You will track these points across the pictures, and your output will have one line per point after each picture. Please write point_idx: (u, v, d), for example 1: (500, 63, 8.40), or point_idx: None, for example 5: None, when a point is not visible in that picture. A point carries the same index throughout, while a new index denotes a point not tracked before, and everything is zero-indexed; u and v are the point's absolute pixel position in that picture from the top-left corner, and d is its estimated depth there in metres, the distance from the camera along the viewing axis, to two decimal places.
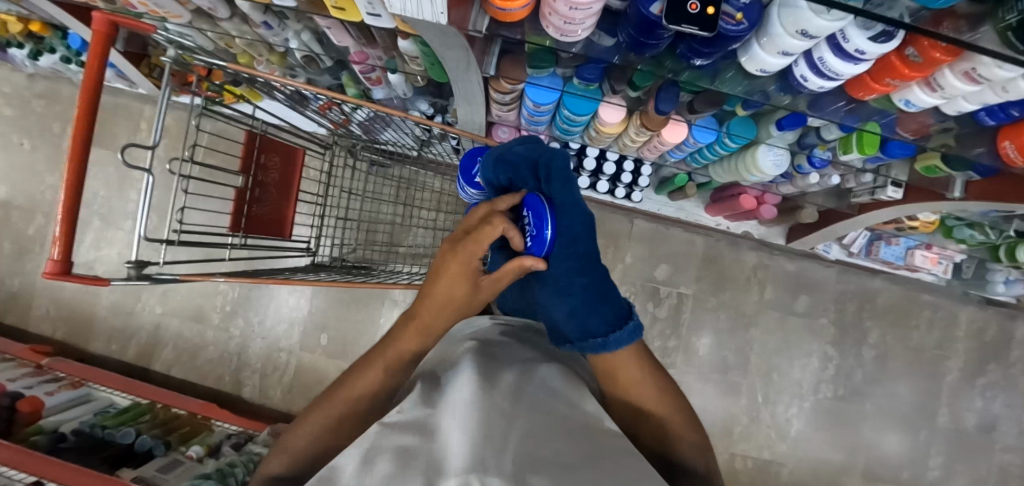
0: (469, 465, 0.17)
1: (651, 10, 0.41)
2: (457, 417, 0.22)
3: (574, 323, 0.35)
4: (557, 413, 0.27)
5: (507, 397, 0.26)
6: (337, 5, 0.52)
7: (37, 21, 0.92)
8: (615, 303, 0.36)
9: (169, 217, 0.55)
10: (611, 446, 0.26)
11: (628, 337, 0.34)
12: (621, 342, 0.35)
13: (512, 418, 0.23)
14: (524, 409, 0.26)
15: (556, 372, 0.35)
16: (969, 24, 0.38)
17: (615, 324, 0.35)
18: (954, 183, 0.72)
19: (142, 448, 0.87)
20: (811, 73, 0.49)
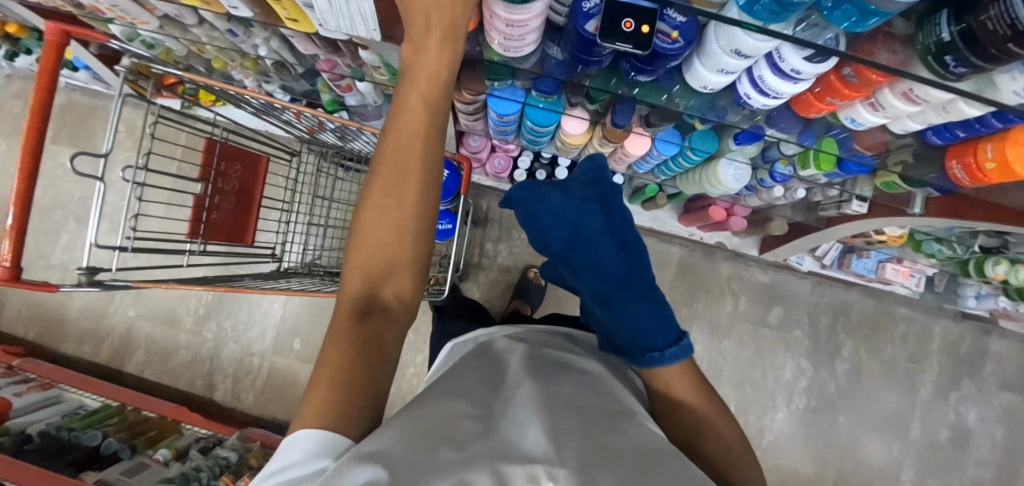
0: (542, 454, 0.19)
1: (586, 28, 0.42)
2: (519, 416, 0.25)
3: (634, 338, 0.38)
4: (616, 415, 0.30)
5: (560, 400, 0.29)
6: (290, 16, 0.52)
7: (12, 23, 0.92)
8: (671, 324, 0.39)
9: (123, 224, 0.55)
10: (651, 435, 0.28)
11: (683, 352, 0.37)
12: (677, 357, 0.37)
13: (570, 424, 0.25)
14: (576, 414, 0.28)
15: (609, 383, 0.37)
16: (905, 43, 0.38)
17: (666, 340, 0.37)
18: (915, 199, 0.73)
19: (107, 451, 0.88)
20: (753, 91, 0.49)
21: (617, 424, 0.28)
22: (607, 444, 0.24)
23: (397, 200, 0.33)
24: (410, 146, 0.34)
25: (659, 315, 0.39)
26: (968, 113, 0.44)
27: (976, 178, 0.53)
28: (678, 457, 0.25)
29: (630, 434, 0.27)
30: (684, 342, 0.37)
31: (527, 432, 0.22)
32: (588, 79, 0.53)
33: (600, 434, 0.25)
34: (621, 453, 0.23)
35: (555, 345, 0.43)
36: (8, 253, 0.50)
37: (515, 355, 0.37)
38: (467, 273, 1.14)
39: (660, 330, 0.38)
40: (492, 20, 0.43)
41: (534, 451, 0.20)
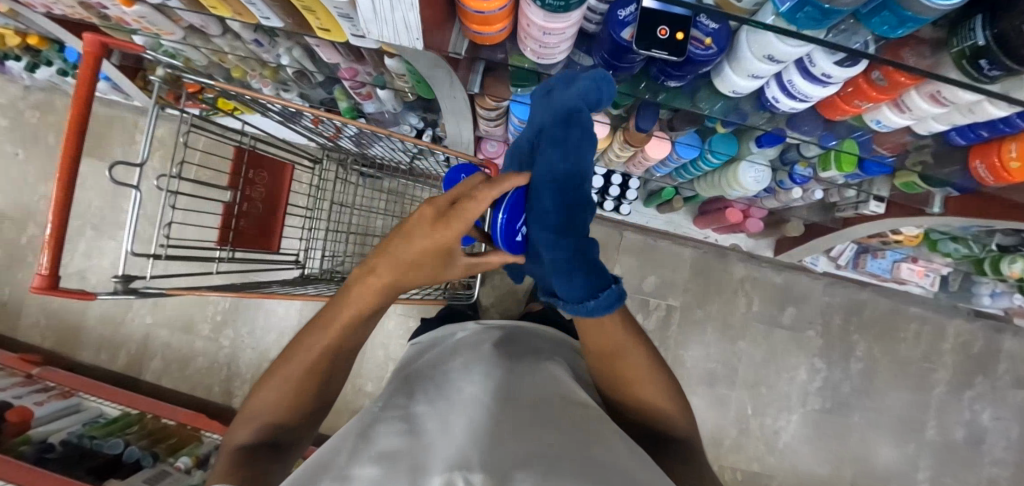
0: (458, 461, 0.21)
1: (622, 35, 0.43)
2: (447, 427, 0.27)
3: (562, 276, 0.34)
4: (552, 409, 0.33)
5: (497, 405, 0.32)
6: (323, 26, 0.53)
7: (34, 35, 0.93)
8: (598, 273, 0.33)
9: (157, 232, 0.56)
10: (588, 431, 0.30)
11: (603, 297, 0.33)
12: (592, 310, 0.33)
13: (505, 427, 0.27)
14: (515, 415, 0.30)
15: (559, 384, 0.41)
16: (931, 50, 0.39)
17: (582, 296, 0.33)
18: (934, 199, 0.74)
19: (130, 458, 0.88)
20: (782, 95, 0.50)
21: (551, 423, 0.31)
22: (533, 440, 0.26)
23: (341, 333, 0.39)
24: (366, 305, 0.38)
25: (583, 256, 0.33)
26: (993, 113, 0.45)
27: (999, 178, 0.53)
28: (607, 450, 0.28)
29: (566, 432, 0.29)
30: (608, 293, 0.33)
31: (452, 441, 0.24)
32: (615, 84, 0.53)
33: (532, 434, 0.27)
34: (547, 450, 0.25)
35: (507, 354, 0.47)
36: (46, 261, 0.50)
37: (463, 372, 0.40)
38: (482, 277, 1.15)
39: (583, 272, 0.33)
40: (528, 29, 0.44)
41: (458, 459, 0.21)
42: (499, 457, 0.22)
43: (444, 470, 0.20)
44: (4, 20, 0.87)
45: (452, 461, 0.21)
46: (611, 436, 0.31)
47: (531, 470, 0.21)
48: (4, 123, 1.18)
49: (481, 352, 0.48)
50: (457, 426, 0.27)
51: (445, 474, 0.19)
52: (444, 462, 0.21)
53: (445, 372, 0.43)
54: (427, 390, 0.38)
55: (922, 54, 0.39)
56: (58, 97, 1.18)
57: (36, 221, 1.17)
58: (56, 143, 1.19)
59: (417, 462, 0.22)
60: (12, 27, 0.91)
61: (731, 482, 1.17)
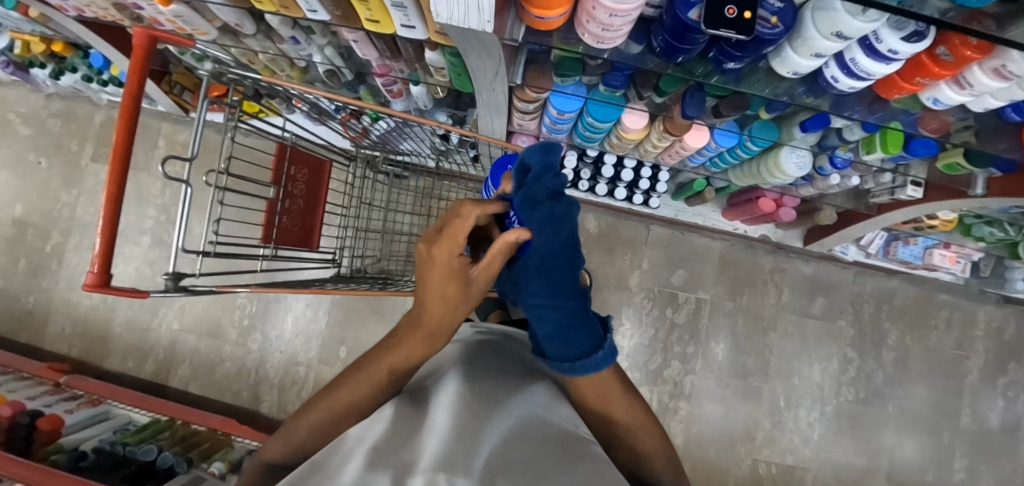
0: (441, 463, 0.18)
1: (688, 15, 0.42)
2: (434, 427, 0.25)
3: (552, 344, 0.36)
4: (544, 432, 0.30)
5: (483, 407, 0.30)
6: (372, 17, 0.53)
7: (60, 40, 0.93)
8: (592, 329, 0.36)
9: (206, 229, 0.55)
10: (581, 455, 0.28)
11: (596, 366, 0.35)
12: (588, 368, 0.35)
13: (490, 434, 0.26)
14: (503, 430, 0.28)
15: (551, 402, 0.38)
16: (998, 23, 0.38)
17: (588, 351, 0.35)
18: (976, 180, 0.72)
19: (164, 465, 0.86)
20: (841, 74, 0.49)
21: (533, 435, 0.29)
22: (516, 457, 0.23)
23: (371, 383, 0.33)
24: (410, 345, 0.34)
25: (579, 317, 0.35)
26: None
27: None
28: (583, 461, 0.27)
29: (553, 453, 0.26)
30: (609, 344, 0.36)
31: (436, 439, 0.22)
32: (667, 68, 0.53)
33: (512, 448, 0.25)
34: (525, 463, 0.23)
35: (501, 364, 0.43)
36: (96, 261, 0.49)
37: (454, 368, 0.38)
38: None
39: (581, 332, 0.35)
40: (593, 12, 0.43)
41: (445, 458, 0.19)
42: (483, 464, 0.20)
43: (430, 469, 0.17)
44: (33, 26, 0.87)
45: (440, 458, 0.19)
46: (592, 450, 0.30)
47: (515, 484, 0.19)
48: (28, 133, 1.18)
49: (469, 347, 0.45)
50: (444, 424, 0.25)
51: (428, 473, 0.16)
52: (431, 459, 0.19)
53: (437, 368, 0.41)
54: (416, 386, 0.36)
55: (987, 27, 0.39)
56: (80, 104, 1.18)
57: (60, 229, 1.17)
58: (78, 150, 1.19)
59: (404, 459, 0.20)
60: (38, 33, 0.91)
61: (765, 476, 1.16)
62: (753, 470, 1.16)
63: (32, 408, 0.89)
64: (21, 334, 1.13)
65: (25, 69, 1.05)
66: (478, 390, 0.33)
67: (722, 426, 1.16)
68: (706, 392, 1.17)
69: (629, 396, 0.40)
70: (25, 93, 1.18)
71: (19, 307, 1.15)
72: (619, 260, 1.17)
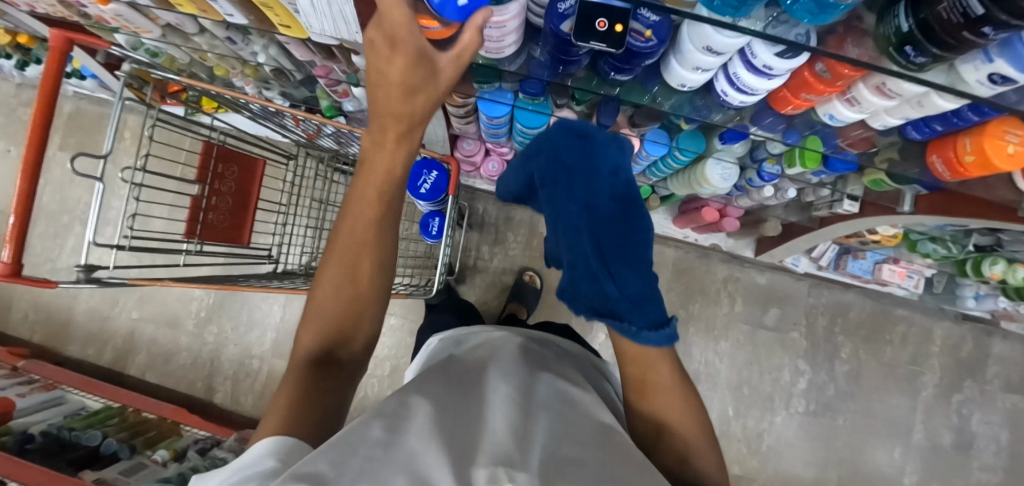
0: (496, 459, 0.20)
1: (561, 28, 0.43)
2: (492, 408, 0.28)
3: (637, 312, 0.38)
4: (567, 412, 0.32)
5: (536, 407, 0.31)
6: (282, 23, 0.54)
7: (24, 34, 0.95)
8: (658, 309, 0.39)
9: (120, 223, 0.57)
10: (622, 445, 0.30)
11: (659, 340, 0.37)
12: (652, 341, 0.37)
13: (537, 422, 0.28)
14: (549, 417, 0.30)
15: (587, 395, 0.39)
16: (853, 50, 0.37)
17: (652, 326, 0.37)
18: (904, 198, 0.73)
19: (107, 451, 0.89)
20: (730, 88, 0.49)
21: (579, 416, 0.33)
22: (565, 443, 0.26)
23: (360, 233, 0.39)
24: (367, 200, 0.39)
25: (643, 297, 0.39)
26: (942, 106, 0.45)
27: (956, 172, 0.52)
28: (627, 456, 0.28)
29: (596, 445, 0.28)
30: (671, 326, 0.38)
31: (487, 448, 0.22)
32: (571, 80, 0.53)
33: (562, 436, 0.27)
34: (575, 459, 0.24)
35: (548, 356, 0.46)
36: (9, 250, 0.52)
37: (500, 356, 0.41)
38: (463, 276, 1.17)
39: (646, 307, 0.38)
40: None
41: (499, 455, 0.21)
42: (535, 464, 0.21)
43: (489, 465, 0.19)
44: None
45: (494, 458, 0.20)
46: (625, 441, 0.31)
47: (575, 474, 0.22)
48: None
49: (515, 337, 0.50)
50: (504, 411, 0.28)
51: (490, 469, 0.19)
52: (487, 452, 0.21)
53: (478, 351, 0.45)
54: (464, 361, 0.41)
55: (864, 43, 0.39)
56: None
57: None
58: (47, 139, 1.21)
59: (466, 442, 0.22)
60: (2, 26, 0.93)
61: None
62: None
63: None
64: None
65: None
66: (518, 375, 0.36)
67: None
68: None
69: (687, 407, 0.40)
70: None
71: None
72: None
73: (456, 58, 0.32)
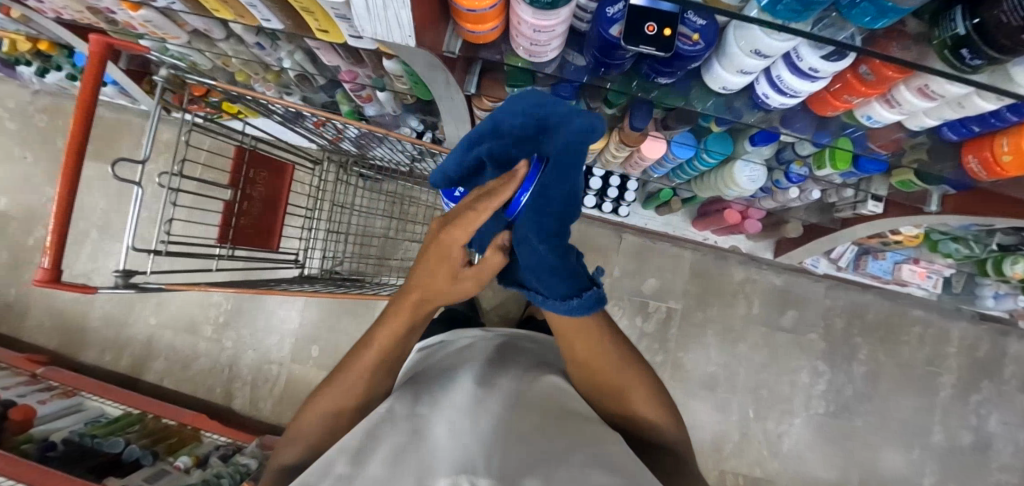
0: (458, 467, 0.24)
1: (611, 32, 0.43)
2: (452, 426, 0.32)
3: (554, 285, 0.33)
4: (538, 413, 0.36)
5: (495, 407, 0.35)
6: (321, 28, 0.54)
7: (45, 40, 0.96)
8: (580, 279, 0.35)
9: (158, 229, 0.57)
10: (592, 434, 0.34)
11: (582, 308, 0.34)
12: (565, 310, 0.34)
13: (505, 425, 0.32)
14: (513, 418, 0.34)
15: (558, 394, 0.42)
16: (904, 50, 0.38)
17: (562, 296, 0.34)
18: (931, 197, 0.73)
19: (130, 458, 0.88)
20: (772, 90, 0.50)
21: (548, 413, 0.37)
22: (527, 440, 0.30)
23: (366, 371, 0.39)
24: (393, 330, 0.38)
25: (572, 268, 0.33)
26: (984, 107, 0.45)
27: (992, 173, 0.53)
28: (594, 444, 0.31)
29: (564, 437, 0.31)
30: (588, 295, 0.34)
31: (449, 458, 0.26)
32: (609, 82, 0.54)
33: (531, 435, 0.31)
34: (534, 449, 0.28)
35: (518, 361, 0.50)
36: (49, 253, 0.52)
37: (469, 369, 0.45)
38: None
39: (570, 281, 0.33)
40: (520, 27, 0.44)
41: (462, 464, 0.25)
42: (497, 460, 0.26)
43: (451, 473, 0.23)
44: (15, 26, 0.89)
45: (456, 467, 0.24)
46: (592, 428, 0.35)
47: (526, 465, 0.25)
48: (14, 127, 1.21)
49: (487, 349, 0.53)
50: (464, 426, 0.31)
51: (453, 477, 0.23)
52: (449, 465, 0.25)
53: (448, 366, 0.48)
54: (433, 380, 0.44)
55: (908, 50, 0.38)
56: (66, 100, 1.20)
57: (44, 223, 1.19)
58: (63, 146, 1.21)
59: (429, 462, 0.26)
60: (24, 33, 0.93)
61: None
62: (719, 480, 1.16)
63: (5, 399, 0.91)
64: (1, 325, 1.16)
65: (12, 66, 1.08)
66: (482, 385, 0.40)
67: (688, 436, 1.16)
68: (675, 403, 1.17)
69: (632, 365, 0.42)
70: (13, 88, 1.21)
71: None
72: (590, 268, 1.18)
73: (478, 271, 0.33)
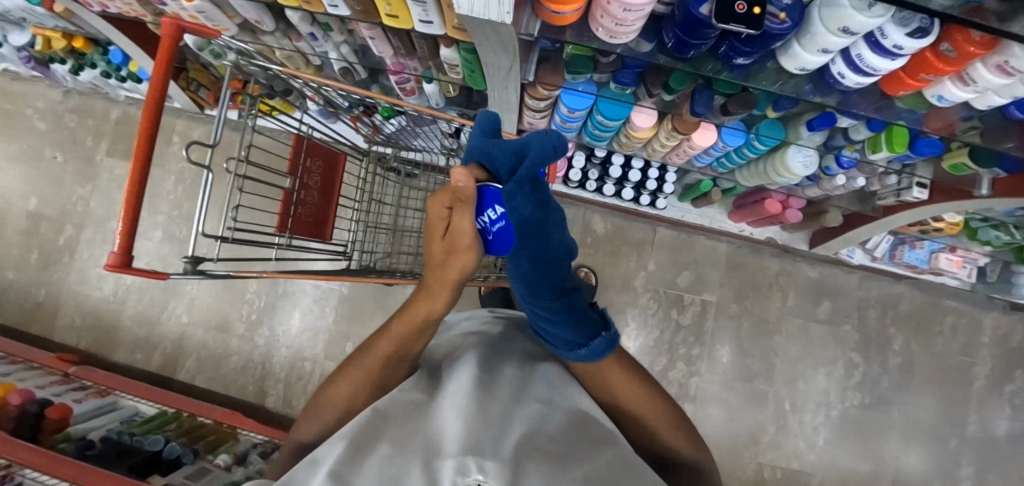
0: (464, 450, 0.20)
1: (700, 10, 0.43)
2: (454, 404, 0.28)
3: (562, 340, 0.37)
4: (541, 407, 0.32)
5: (504, 393, 0.31)
6: (391, 13, 0.55)
7: (81, 36, 0.95)
8: (591, 324, 0.37)
9: (225, 214, 0.56)
10: (601, 437, 0.30)
11: (603, 348, 0.37)
12: (570, 356, 0.38)
13: (513, 417, 0.28)
14: (518, 410, 0.30)
15: (567, 387, 0.38)
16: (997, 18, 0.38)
17: (570, 346, 0.37)
18: (980, 180, 0.72)
19: (170, 456, 0.86)
20: (848, 69, 0.50)
21: (554, 409, 0.32)
22: (530, 436, 0.26)
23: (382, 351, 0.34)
24: (389, 335, 0.34)
25: (578, 317, 0.35)
26: None
27: None
28: (608, 450, 0.27)
29: (575, 440, 0.28)
30: (594, 346, 0.36)
31: (458, 436, 0.23)
32: (679, 63, 0.54)
33: (537, 432, 0.27)
34: (547, 447, 0.25)
35: (525, 345, 0.45)
36: (119, 234, 0.41)
37: (473, 349, 0.39)
38: None
39: (580, 331, 0.36)
40: (608, 7, 0.44)
41: (470, 445, 0.22)
42: (507, 449, 0.22)
43: (457, 455, 0.20)
44: (56, 22, 0.89)
45: (464, 447, 0.21)
46: (605, 433, 0.31)
47: (539, 464, 0.21)
48: (45, 127, 1.21)
49: (495, 330, 0.48)
50: (467, 403, 0.27)
51: (458, 460, 0.19)
52: (454, 447, 0.21)
53: (455, 348, 0.43)
54: (439, 365, 0.39)
55: (989, 22, 0.38)
56: (97, 100, 1.21)
57: (73, 222, 1.19)
58: (93, 145, 1.21)
59: (432, 441, 0.23)
60: (61, 29, 0.92)
61: (771, 480, 1.15)
62: (757, 474, 1.15)
63: (41, 397, 0.90)
64: (31, 325, 1.15)
65: (45, 65, 1.08)
66: (488, 367, 0.35)
67: (725, 429, 1.15)
68: (710, 395, 1.17)
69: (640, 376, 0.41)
70: (44, 89, 1.21)
71: (30, 299, 1.16)
72: (624, 262, 1.19)
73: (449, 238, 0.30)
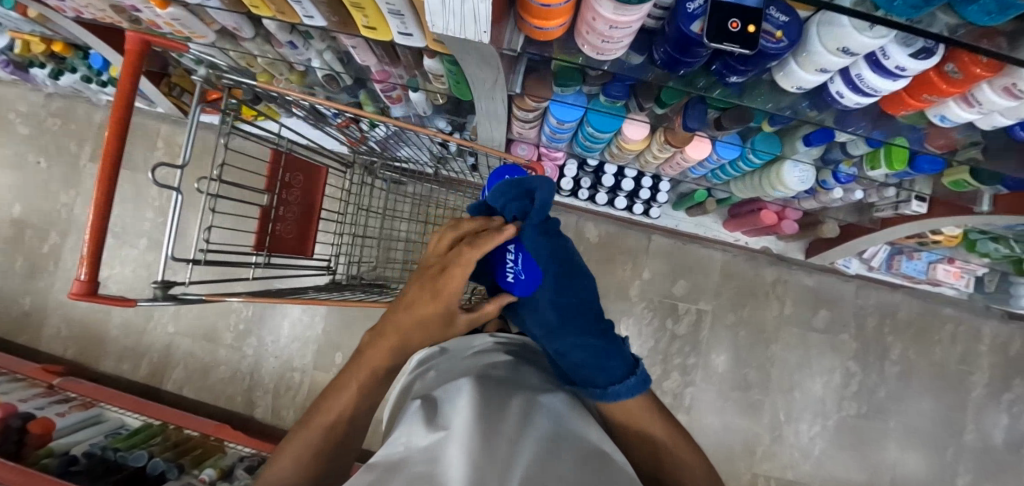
0: None
1: (691, 28, 0.40)
2: (461, 444, 0.25)
3: (601, 375, 0.38)
4: (549, 446, 0.29)
5: (509, 427, 0.29)
6: (369, 25, 0.52)
7: (59, 41, 0.92)
8: (621, 359, 0.39)
9: (196, 237, 0.54)
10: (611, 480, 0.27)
11: (631, 389, 0.38)
12: (622, 394, 0.38)
13: (520, 460, 0.26)
14: (525, 449, 0.28)
15: (572, 423, 0.35)
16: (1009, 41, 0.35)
17: (620, 377, 0.39)
18: (982, 197, 0.69)
19: (154, 471, 0.85)
20: (847, 89, 0.48)
21: (560, 447, 0.30)
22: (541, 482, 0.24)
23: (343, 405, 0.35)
24: (352, 384, 0.35)
25: (606, 350, 0.38)
26: None
27: None
28: None
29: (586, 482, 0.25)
30: (641, 371, 0.39)
31: None
32: (670, 79, 0.52)
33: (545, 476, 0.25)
34: None
35: (527, 375, 0.43)
36: (82, 261, 0.39)
37: (473, 376, 0.37)
38: None
39: (610, 364, 0.38)
40: (593, 24, 0.41)
41: None
42: None
43: None
44: (31, 26, 0.86)
45: None
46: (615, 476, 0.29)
47: None
48: (27, 132, 1.18)
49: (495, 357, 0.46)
50: (474, 447, 0.25)
51: None
52: None
53: (454, 374, 0.41)
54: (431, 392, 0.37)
55: (998, 45, 0.36)
56: (80, 104, 1.18)
57: (59, 229, 1.17)
58: (78, 150, 1.19)
59: None
60: (38, 34, 0.90)
61: None
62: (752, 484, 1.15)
63: (24, 411, 0.89)
64: (18, 334, 1.13)
65: (25, 70, 1.05)
66: (493, 397, 0.33)
67: (720, 438, 1.15)
68: (704, 405, 1.16)
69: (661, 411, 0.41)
70: (25, 92, 1.18)
71: (16, 308, 1.15)
72: (619, 270, 1.17)
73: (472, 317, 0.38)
